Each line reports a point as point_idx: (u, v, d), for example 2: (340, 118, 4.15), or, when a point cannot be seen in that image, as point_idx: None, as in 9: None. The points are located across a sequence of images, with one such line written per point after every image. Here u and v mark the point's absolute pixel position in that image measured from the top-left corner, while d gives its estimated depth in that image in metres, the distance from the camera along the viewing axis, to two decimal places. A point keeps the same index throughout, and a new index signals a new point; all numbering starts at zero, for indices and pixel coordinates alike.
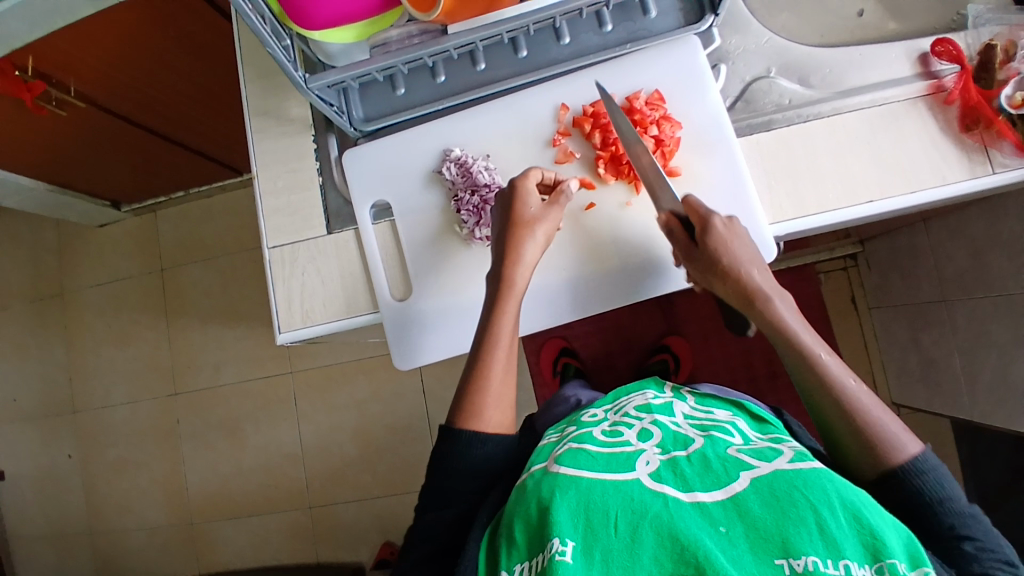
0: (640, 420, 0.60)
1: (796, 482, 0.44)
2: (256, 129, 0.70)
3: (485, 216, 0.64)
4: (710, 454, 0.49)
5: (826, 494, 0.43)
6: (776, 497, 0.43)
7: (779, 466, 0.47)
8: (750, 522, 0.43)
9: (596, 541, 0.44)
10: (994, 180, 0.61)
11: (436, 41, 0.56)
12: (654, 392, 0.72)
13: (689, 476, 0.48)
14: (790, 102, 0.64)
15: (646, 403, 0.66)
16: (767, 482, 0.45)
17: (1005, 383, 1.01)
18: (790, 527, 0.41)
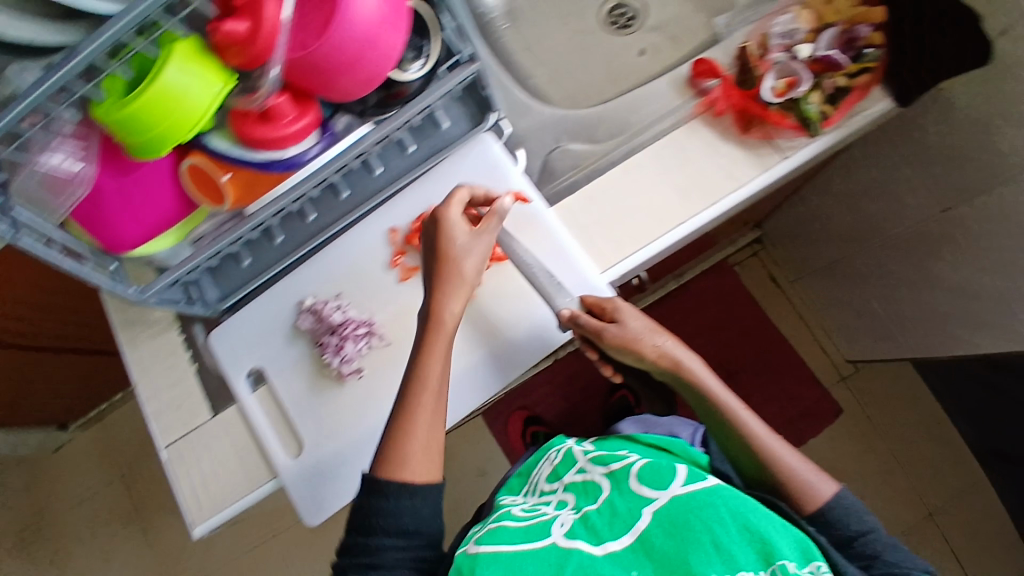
0: (556, 493, 0.65)
1: (691, 505, 0.53)
2: (126, 340, 0.73)
3: (349, 352, 0.66)
4: (617, 501, 0.57)
5: (716, 511, 0.52)
6: (675, 525, 0.52)
7: (675, 491, 0.55)
8: (655, 557, 0.51)
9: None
10: (788, 164, 0.66)
11: (241, 222, 0.60)
12: (560, 448, 0.75)
13: (600, 528, 0.55)
14: (583, 161, 0.71)
15: (554, 472, 0.70)
16: (665, 513, 0.54)
17: (929, 312, 1.06)
18: (690, 550, 0.50)
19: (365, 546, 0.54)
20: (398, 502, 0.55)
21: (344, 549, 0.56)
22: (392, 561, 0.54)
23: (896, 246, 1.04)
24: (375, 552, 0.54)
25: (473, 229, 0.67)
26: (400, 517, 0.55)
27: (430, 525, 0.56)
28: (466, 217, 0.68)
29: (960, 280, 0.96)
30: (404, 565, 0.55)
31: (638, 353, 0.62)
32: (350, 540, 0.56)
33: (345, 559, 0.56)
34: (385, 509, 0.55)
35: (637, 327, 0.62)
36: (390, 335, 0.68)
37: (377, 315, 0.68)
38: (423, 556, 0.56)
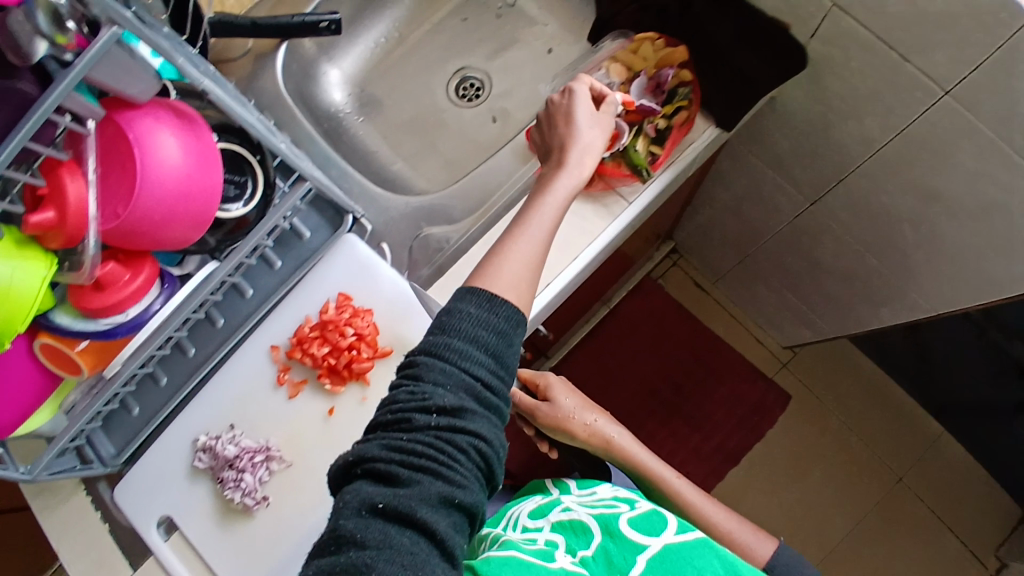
0: (542, 528, 0.69)
1: (683, 554, 0.58)
2: (39, 508, 0.71)
3: (248, 484, 0.66)
4: (612, 550, 0.61)
5: (706, 560, 0.57)
6: (670, 572, 0.56)
7: (669, 541, 0.61)
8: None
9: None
10: (634, 209, 0.72)
11: (108, 382, 0.61)
12: (542, 493, 0.80)
13: (599, 573, 0.59)
14: (448, 241, 0.77)
15: (540, 511, 0.74)
16: (661, 558, 0.58)
17: (834, 296, 1.11)
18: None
19: (460, 356, 0.49)
20: (472, 324, 0.51)
21: (415, 367, 0.50)
22: (468, 390, 0.49)
23: (787, 242, 1.08)
24: (456, 369, 0.49)
25: (348, 335, 0.68)
26: (483, 338, 0.50)
27: (503, 361, 0.51)
28: (339, 323, 0.69)
29: (845, 265, 1.01)
30: (473, 397, 0.49)
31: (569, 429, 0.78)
32: (424, 358, 0.50)
33: (409, 384, 0.49)
34: (469, 327, 0.50)
35: (568, 408, 0.79)
36: (288, 457, 0.68)
37: (274, 438, 0.68)
38: (491, 396, 0.50)
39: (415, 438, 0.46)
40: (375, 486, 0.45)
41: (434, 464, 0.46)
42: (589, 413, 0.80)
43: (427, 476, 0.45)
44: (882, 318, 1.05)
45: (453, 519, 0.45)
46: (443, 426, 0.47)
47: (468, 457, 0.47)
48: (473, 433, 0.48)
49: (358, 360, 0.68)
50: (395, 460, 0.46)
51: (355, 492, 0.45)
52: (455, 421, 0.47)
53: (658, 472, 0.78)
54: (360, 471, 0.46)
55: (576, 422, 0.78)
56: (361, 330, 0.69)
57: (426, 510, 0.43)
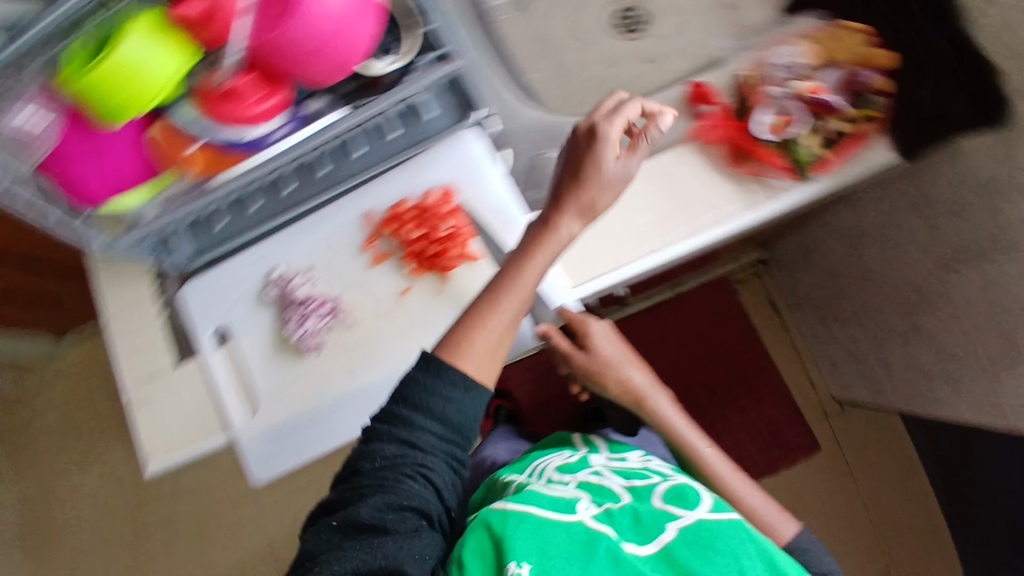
0: (568, 477, 0.71)
1: (716, 531, 0.57)
2: (104, 280, 0.74)
3: (309, 329, 0.68)
4: (641, 509, 0.62)
5: (740, 539, 0.56)
6: (699, 544, 0.56)
7: (700, 515, 0.60)
8: (676, 565, 0.55)
9: (552, 568, 0.54)
10: (776, 206, 0.64)
11: (202, 191, 0.60)
12: (569, 450, 0.81)
13: (624, 527, 0.59)
14: (568, 170, 0.70)
15: (566, 461, 0.76)
16: (690, 530, 0.58)
17: (916, 368, 1.04)
18: (710, 569, 0.54)
19: (406, 418, 0.53)
20: (407, 386, 0.54)
21: (368, 434, 0.54)
22: (415, 445, 0.52)
23: (894, 296, 1.02)
24: (401, 428, 0.53)
25: (446, 226, 0.66)
26: (426, 394, 0.53)
27: (452, 408, 0.53)
28: (442, 212, 0.66)
29: (946, 341, 0.93)
30: (421, 448, 0.53)
31: (609, 376, 0.74)
32: (374, 425, 0.54)
33: (365, 445, 0.54)
34: (409, 389, 0.53)
35: (608, 353, 0.74)
36: (351, 318, 0.68)
37: (344, 295, 0.69)
38: (443, 444, 0.53)
39: (368, 484, 0.52)
40: (343, 528, 0.51)
41: (383, 500, 0.50)
42: (628, 365, 0.75)
43: (384, 513, 0.50)
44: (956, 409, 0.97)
45: (406, 543, 0.49)
46: (392, 475, 0.51)
47: (420, 487, 0.52)
48: (421, 472, 0.52)
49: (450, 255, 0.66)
50: (358, 504, 0.51)
51: (324, 538, 0.51)
52: (402, 469, 0.52)
53: (688, 438, 0.75)
54: (333, 521, 0.52)
55: (616, 370, 0.74)
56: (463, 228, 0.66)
57: (382, 548, 0.48)
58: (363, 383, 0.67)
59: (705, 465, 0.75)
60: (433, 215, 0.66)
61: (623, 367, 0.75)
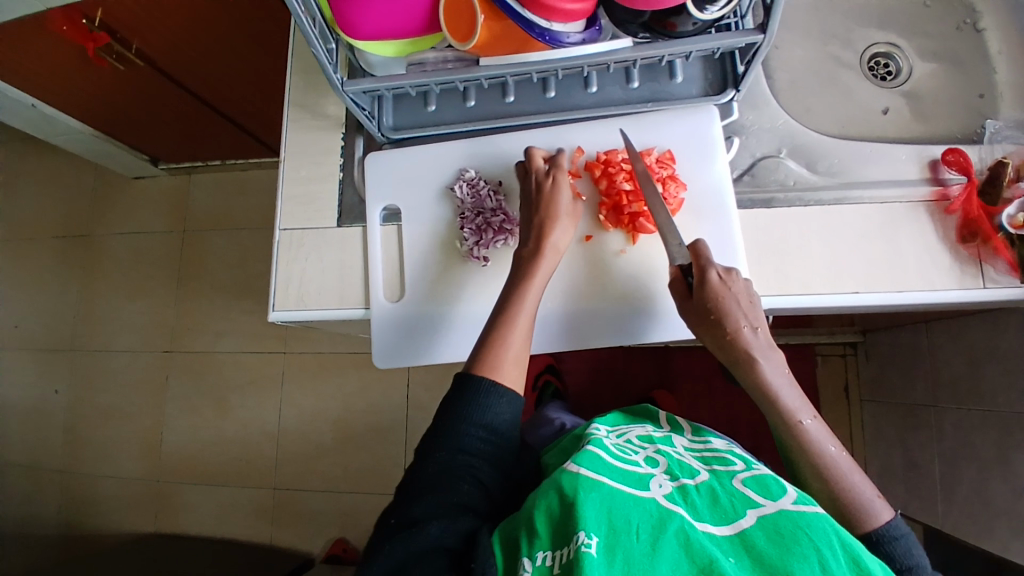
0: (646, 450, 0.63)
1: (800, 522, 0.46)
2: (292, 119, 0.74)
3: (485, 238, 0.67)
4: (718, 489, 0.53)
5: (826, 535, 0.45)
6: (781, 534, 0.46)
7: (783, 505, 0.49)
8: (757, 556, 0.45)
9: (618, 543, 0.46)
10: (984, 294, 0.62)
11: (468, 70, 0.59)
12: (653, 426, 0.72)
13: (700, 507, 0.51)
14: (793, 183, 0.66)
15: (648, 434, 0.68)
16: (772, 520, 0.47)
17: (982, 501, 1.00)
18: (793, 562, 0.43)
19: (454, 428, 0.59)
20: (453, 398, 0.61)
21: (424, 446, 0.61)
22: (466, 452, 0.59)
23: (993, 424, 0.97)
24: (452, 438, 0.59)
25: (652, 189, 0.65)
26: (469, 403, 0.60)
27: (500, 420, 0.61)
28: (625, 171, 0.66)
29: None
30: (470, 457, 0.59)
31: (720, 322, 0.59)
32: (429, 437, 0.61)
33: (424, 452, 0.60)
34: (455, 402, 0.61)
35: (724, 293, 0.59)
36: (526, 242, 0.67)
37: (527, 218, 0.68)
38: (486, 452, 0.60)
39: (426, 486, 0.57)
40: (397, 526, 0.56)
41: (438, 500, 0.56)
42: (749, 312, 0.59)
43: (437, 512, 0.56)
44: (1008, 551, 0.94)
45: (452, 532, 0.54)
46: (446, 477, 0.58)
47: (470, 490, 0.58)
48: (469, 475, 0.58)
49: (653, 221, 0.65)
50: (414, 502, 0.57)
51: (385, 534, 0.56)
52: (456, 473, 0.58)
53: (789, 408, 0.59)
54: (393, 518, 0.57)
55: (728, 314, 0.59)
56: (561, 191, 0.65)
57: (434, 532, 0.54)
58: None
59: (808, 440, 0.58)
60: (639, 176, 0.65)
61: (742, 313, 0.59)
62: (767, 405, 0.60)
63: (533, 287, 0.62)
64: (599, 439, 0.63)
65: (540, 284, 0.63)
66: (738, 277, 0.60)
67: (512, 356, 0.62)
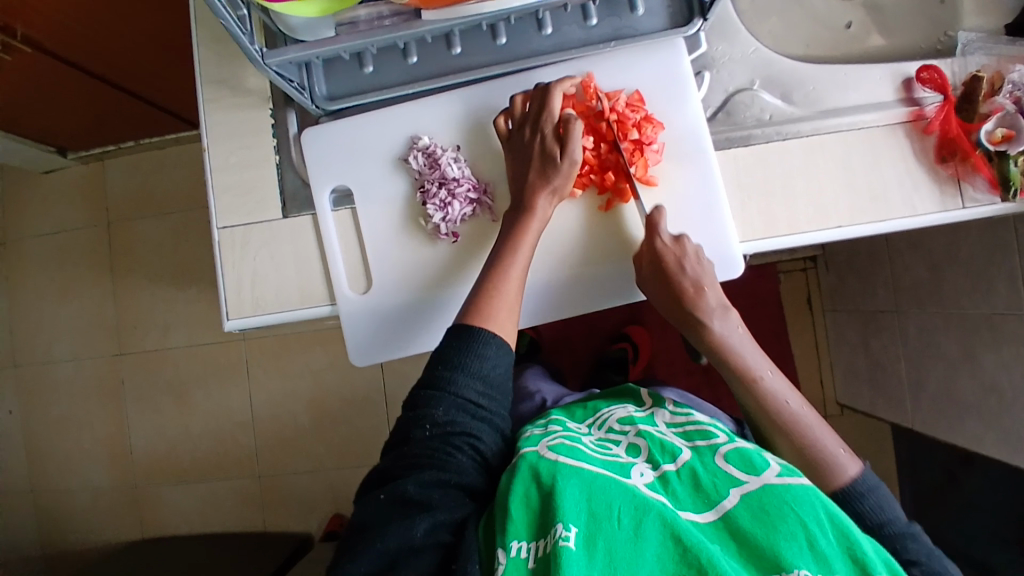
0: (625, 435, 0.57)
1: (786, 496, 0.45)
2: (209, 98, 0.65)
3: (452, 212, 0.61)
4: (700, 468, 0.49)
5: (815, 510, 0.44)
6: (767, 512, 0.44)
7: (767, 479, 0.46)
8: (742, 539, 0.44)
9: (599, 532, 0.44)
10: (964, 214, 0.61)
11: (408, 25, 0.53)
12: (633, 404, 0.65)
13: (681, 494, 0.48)
14: (770, 118, 0.63)
15: (628, 415, 0.61)
16: (757, 497, 0.45)
17: (949, 398, 1.03)
18: (781, 540, 0.43)
19: (449, 380, 0.54)
20: (447, 350, 0.56)
21: (415, 401, 0.55)
22: (461, 408, 0.54)
23: (958, 325, 0.98)
24: (447, 391, 0.54)
25: (636, 132, 0.60)
26: (464, 354, 0.55)
27: (497, 373, 0.56)
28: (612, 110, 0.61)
29: (998, 378, 0.92)
30: (467, 412, 0.54)
31: (689, 308, 0.60)
32: (421, 392, 0.55)
33: (415, 412, 0.55)
34: (448, 352, 0.56)
35: (690, 283, 0.59)
36: (497, 211, 0.63)
37: (492, 181, 0.63)
38: (484, 405, 0.55)
39: (420, 456, 0.53)
40: (391, 503, 0.51)
41: (432, 476, 0.52)
42: (715, 298, 0.60)
43: (431, 491, 0.51)
44: (981, 441, 0.98)
45: (443, 525, 0.50)
46: (440, 445, 0.53)
47: (465, 457, 0.54)
48: (466, 440, 0.54)
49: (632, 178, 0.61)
50: (407, 477, 0.52)
51: (376, 510, 0.51)
52: (451, 438, 0.53)
53: (776, 400, 0.59)
54: (383, 493, 0.52)
55: (697, 304, 0.60)
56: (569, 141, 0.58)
57: (422, 527, 0.49)
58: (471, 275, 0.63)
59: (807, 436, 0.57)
60: (623, 115, 0.60)
61: (708, 298, 0.60)
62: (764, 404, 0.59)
63: (518, 253, 0.58)
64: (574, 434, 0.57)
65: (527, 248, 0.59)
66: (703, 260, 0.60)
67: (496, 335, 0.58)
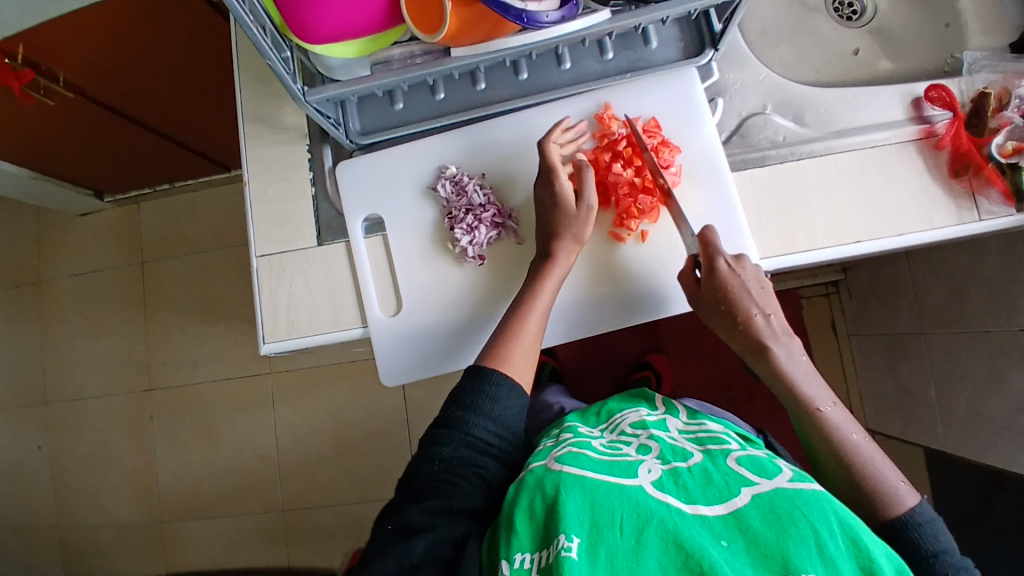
0: (637, 437, 0.58)
1: (796, 499, 0.44)
2: (250, 136, 0.69)
3: (479, 236, 0.64)
4: (712, 468, 0.50)
5: (825, 514, 0.43)
6: (776, 515, 0.44)
7: (779, 484, 0.47)
8: (751, 537, 0.43)
9: (602, 541, 0.44)
10: (980, 227, 0.62)
11: (437, 62, 0.57)
12: (646, 409, 0.66)
13: (691, 488, 0.48)
14: (784, 139, 0.65)
15: (640, 419, 0.62)
16: (767, 498, 0.45)
17: (980, 420, 1.01)
18: (790, 543, 0.42)
19: (460, 419, 0.56)
20: (460, 391, 0.58)
21: (429, 440, 0.57)
22: (471, 444, 0.55)
23: (984, 344, 0.97)
24: (458, 429, 0.55)
25: (667, 154, 0.63)
26: (475, 395, 0.57)
27: (509, 415, 0.57)
28: (625, 138, 0.63)
29: None
30: (476, 450, 0.55)
31: (736, 311, 0.59)
32: (434, 431, 0.57)
33: (427, 449, 0.56)
34: (461, 393, 0.58)
35: (735, 282, 0.58)
36: (522, 234, 0.65)
37: (517, 207, 0.66)
38: (494, 444, 0.56)
39: (427, 487, 0.53)
40: (395, 532, 0.51)
41: (435, 503, 0.52)
42: (761, 300, 0.59)
43: (433, 516, 0.51)
44: (1014, 463, 0.96)
45: (443, 543, 0.49)
46: (446, 476, 0.53)
47: (472, 488, 0.53)
48: (473, 471, 0.54)
49: (656, 197, 0.63)
50: (412, 506, 0.52)
51: (382, 540, 0.52)
52: (459, 470, 0.54)
53: (810, 399, 0.60)
54: (389, 523, 0.53)
55: (741, 305, 0.59)
56: (581, 184, 0.62)
57: (420, 547, 0.49)
58: (488, 313, 0.65)
59: (830, 426, 0.59)
60: (647, 137, 0.63)
61: (753, 301, 0.59)
62: (789, 397, 0.61)
63: (543, 291, 0.60)
64: (585, 439, 0.57)
65: (556, 276, 0.61)
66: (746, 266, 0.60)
67: (522, 350, 0.59)
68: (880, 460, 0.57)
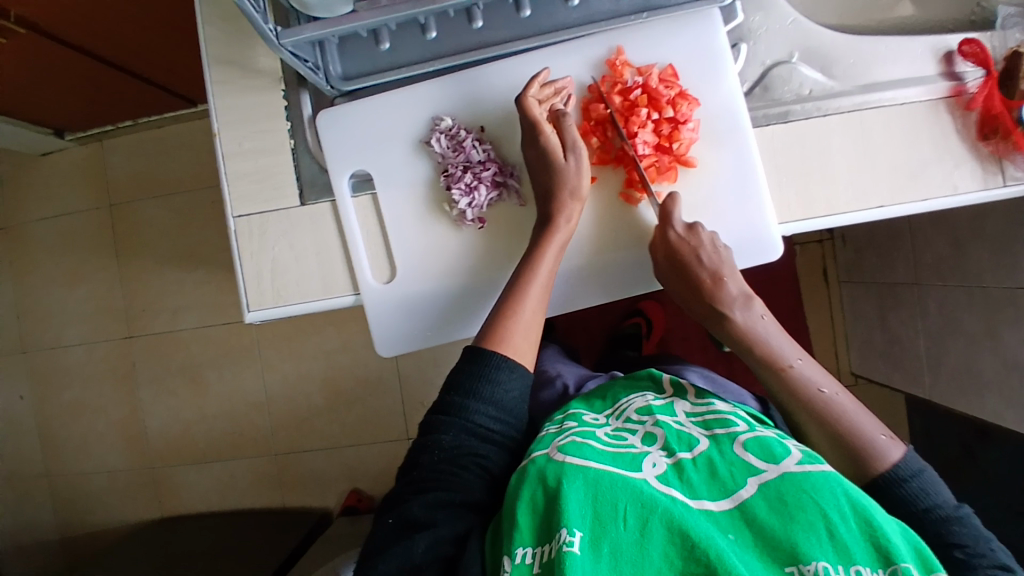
0: (643, 425, 0.55)
1: (805, 484, 0.43)
2: (218, 80, 0.61)
3: (479, 198, 0.59)
4: (717, 459, 0.47)
5: (836, 498, 0.42)
6: (784, 502, 0.43)
7: (787, 468, 0.45)
8: (758, 530, 0.42)
9: (605, 534, 0.42)
10: (1005, 193, 0.59)
11: (432, 1, 0.51)
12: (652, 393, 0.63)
13: (696, 483, 0.46)
14: (810, 93, 0.60)
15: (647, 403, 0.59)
16: (775, 486, 0.44)
17: (969, 373, 1.01)
18: (798, 531, 0.41)
19: (460, 405, 0.53)
20: (459, 374, 0.55)
21: (427, 426, 0.54)
22: (472, 432, 0.53)
23: (982, 301, 0.96)
24: (458, 416, 0.53)
25: (671, 109, 0.58)
26: (475, 379, 0.54)
27: (510, 397, 0.55)
28: (641, 90, 0.58)
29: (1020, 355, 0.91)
30: (477, 437, 0.53)
31: (688, 278, 0.58)
32: (432, 417, 0.54)
33: (426, 437, 0.53)
34: (460, 377, 0.54)
35: (685, 251, 0.57)
36: (525, 196, 0.61)
37: (517, 163, 0.61)
38: (495, 430, 0.53)
39: (428, 479, 0.51)
40: (397, 527, 0.50)
41: (436, 497, 0.50)
42: (713, 265, 0.58)
43: (434, 511, 0.49)
44: (1001, 416, 0.97)
45: (445, 540, 0.48)
46: (446, 468, 0.51)
47: (473, 478, 0.52)
48: (474, 461, 0.52)
49: (672, 156, 0.58)
50: (413, 500, 0.50)
51: (383, 535, 0.50)
52: (460, 460, 0.52)
53: (776, 355, 0.57)
54: (390, 516, 0.51)
55: (693, 271, 0.57)
56: (567, 136, 0.57)
57: (422, 546, 0.47)
58: (488, 280, 0.61)
59: (796, 385, 0.56)
60: (654, 87, 0.58)
61: (705, 267, 0.57)
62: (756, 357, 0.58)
63: (543, 259, 0.57)
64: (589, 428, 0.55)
65: (558, 245, 0.57)
66: (701, 234, 0.58)
67: (523, 322, 0.56)
68: (858, 414, 0.54)
